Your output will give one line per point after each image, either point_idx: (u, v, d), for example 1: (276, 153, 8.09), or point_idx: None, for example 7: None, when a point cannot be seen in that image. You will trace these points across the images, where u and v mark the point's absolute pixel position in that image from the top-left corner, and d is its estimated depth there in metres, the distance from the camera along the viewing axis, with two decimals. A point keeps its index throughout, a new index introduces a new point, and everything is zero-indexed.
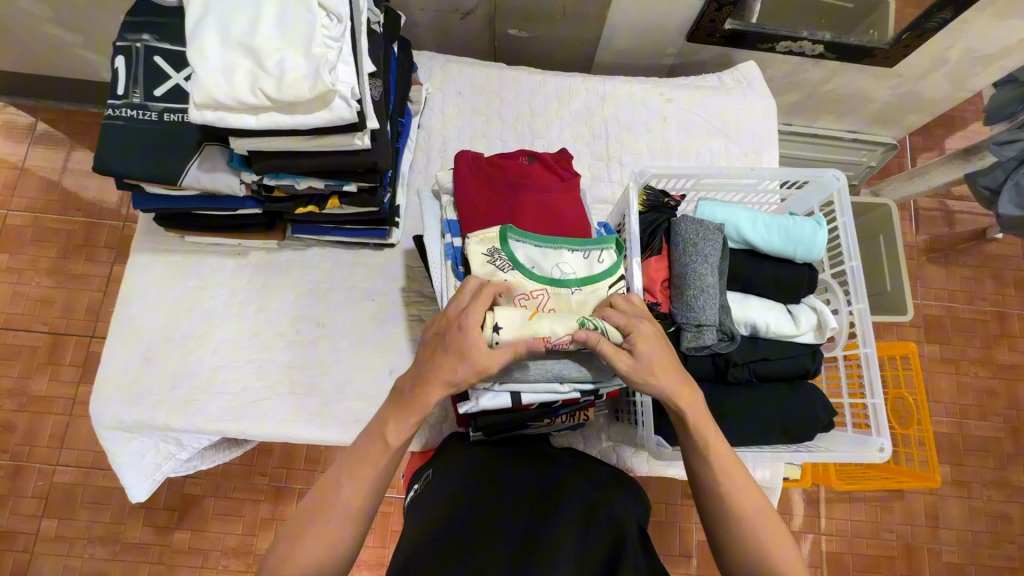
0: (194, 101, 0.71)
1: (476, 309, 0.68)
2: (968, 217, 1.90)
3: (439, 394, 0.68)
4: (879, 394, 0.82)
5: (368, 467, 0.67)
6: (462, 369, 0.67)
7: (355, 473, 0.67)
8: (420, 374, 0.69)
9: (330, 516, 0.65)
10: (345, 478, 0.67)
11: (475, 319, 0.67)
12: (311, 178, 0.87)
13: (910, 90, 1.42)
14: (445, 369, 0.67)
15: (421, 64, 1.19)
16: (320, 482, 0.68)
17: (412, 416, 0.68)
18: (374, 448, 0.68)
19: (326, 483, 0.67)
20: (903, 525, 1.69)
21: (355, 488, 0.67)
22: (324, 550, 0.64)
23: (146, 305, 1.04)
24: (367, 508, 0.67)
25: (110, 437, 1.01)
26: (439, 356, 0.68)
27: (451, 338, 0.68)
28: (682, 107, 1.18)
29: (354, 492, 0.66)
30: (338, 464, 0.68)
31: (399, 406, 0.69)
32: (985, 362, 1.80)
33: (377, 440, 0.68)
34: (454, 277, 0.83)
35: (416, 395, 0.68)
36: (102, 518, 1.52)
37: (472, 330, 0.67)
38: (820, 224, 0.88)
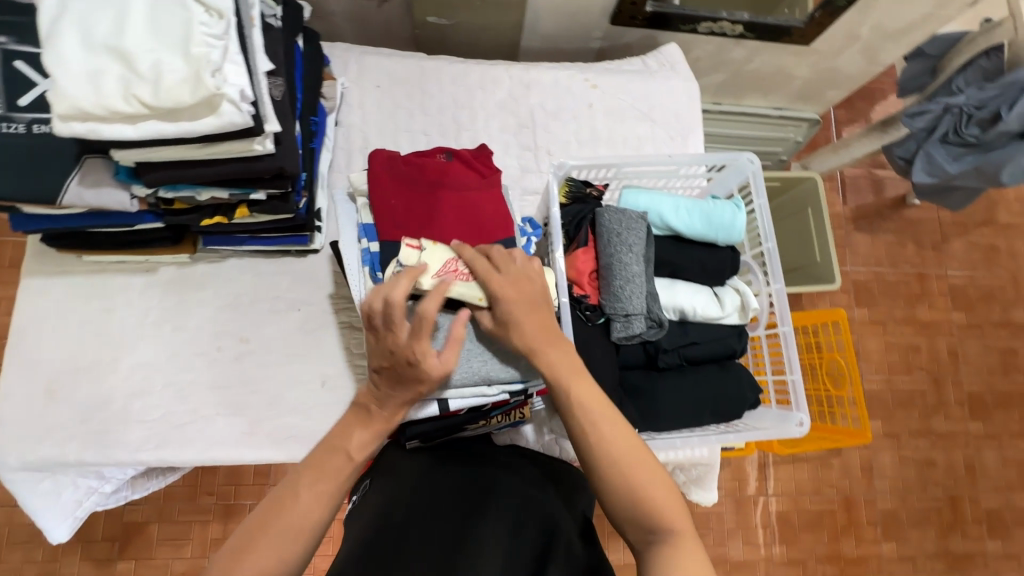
0: (57, 112, 0.64)
1: (416, 336, 0.67)
2: (889, 184, 2.00)
3: (401, 411, 0.72)
4: (797, 370, 0.84)
5: (331, 477, 0.65)
6: (428, 386, 0.70)
7: (318, 484, 0.64)
8: (381, 393, 0.70)
9: (281, 526, 0.60)
10: (305, 487, 0.63)
11: (420, 348, 0.66)
12: (212, 188, 0.81)
13: (827, 66, 1.46)
14: (409, 394, 0.70)
15: (335, 56, 1.13)
16: (276, 490, 0.63)
17: (381, 431, 0.70)
18: (339, 461, 0.66)
19: (284, 491, 0.63)
20: (842, 479, 1.79)
21: (316, 496, 0.63)
22: (274, 564, 0.58)
23: (45, 333, 0.95)
24: (324, 520, 0.63)
25: (17, 478, 0.93)
26: (401, 386, 0.69)
27: (405, 373, 0.68)
28: (608, 92, 1.17)
29: (316, 502, 0.63)
30: (296, 473, 0.65)
31: (364, 420, 0.70)
32: (908, 320, 1.92)
33: (343, 453, 0.67)
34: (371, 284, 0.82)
35: (381, 413, 0.70)
36: (35, 557, 1.43)
37: (424, 358, 0.67)
38: (739, 207, 0.90)
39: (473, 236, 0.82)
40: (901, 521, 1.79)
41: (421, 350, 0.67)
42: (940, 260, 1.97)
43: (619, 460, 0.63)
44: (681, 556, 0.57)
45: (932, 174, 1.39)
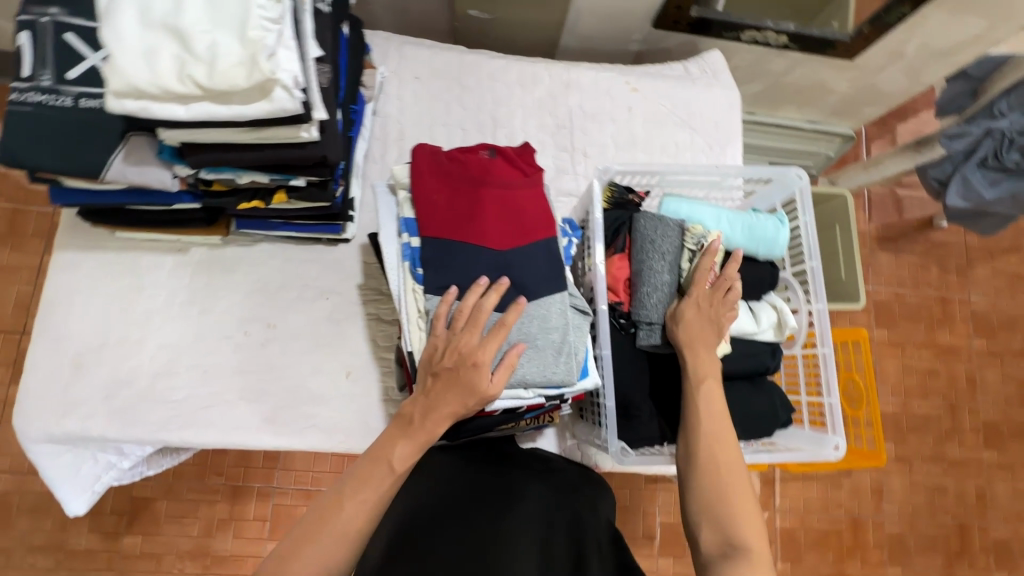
0: (110, 88, 0.63)
1: (487, 341, 0.72)
2: (916, 205, 1.97)
3: (444, 426, 0.72)
4: (835, 393, 0.83)
5: (373, 489, 0.67)
6: (474, 403, 0.71)
7: (359, 494, 0.66)
8: (427, 403, 0.71)
9: (324, 538, 0.63)
10: (349, 498, 0.66)
11: (487, 357, 0.72)
12: (254, 173, 0.81)
13: (869, 83, 1.43)
14: (455, 407, 0.71)
15: (375, 45, 1.12)
16: (320, 502, 0.66)
17: (423, 444, 0.70)
18: (379, 470, 0.68)
19: (327, 503, 0.65)
20: (851, 500, 1.77)
21: (358, 506, 0.65)
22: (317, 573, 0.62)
23: (73, 308, 0.95)
24: (363, 533, 0.65)
25: (40, 450, 0.93)
26: (450, 395, 0.71)
27: (465, 376, 0.71)
28: (648, 96, 1.16)
29: (356, 513, 0.65)
30: (339, 484, 0.67)
31: (407, 430, 0.71)
32: (927, 344, 1.89)
33: (386, 465, 0.68)
34: (410, 278, 0.81)
35: (425, 424, 0.71)
36: (45, 527, 1.42)
37: (483, 370, 0.71)
38: (783, 223, 0.89)
39: (516, 235, 0.80)
40: (907, 546, 1.78)
41: (484, 361, 0.71)
42: (963, 285, 1.94)
43: (723, 469, 0.69)
44: (752, 572, 0.62)
45: (967, 200, 1.37)
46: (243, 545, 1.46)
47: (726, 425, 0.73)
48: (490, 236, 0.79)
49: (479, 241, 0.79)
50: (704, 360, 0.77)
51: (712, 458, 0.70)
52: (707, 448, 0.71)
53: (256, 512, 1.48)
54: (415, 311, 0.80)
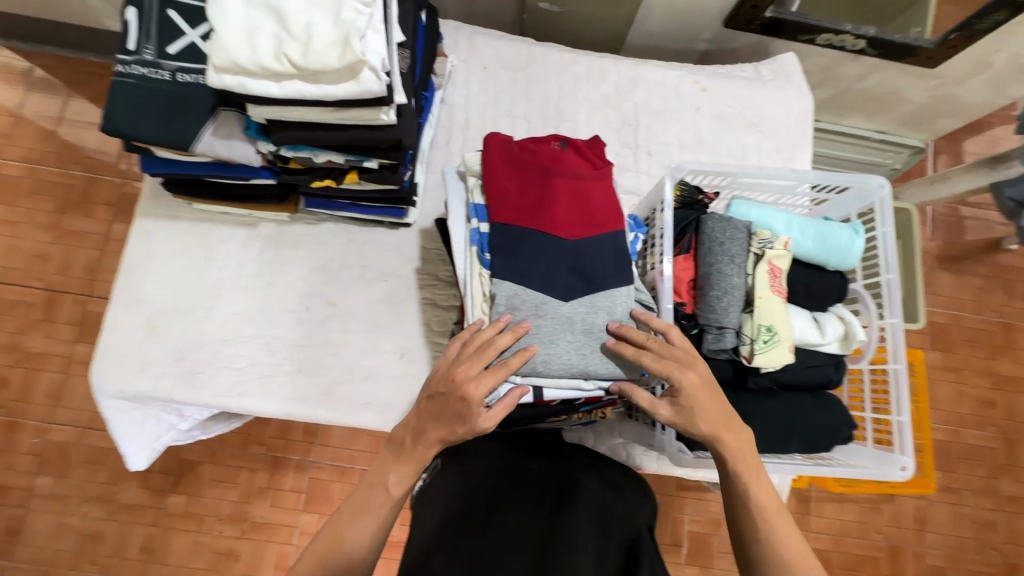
0: (214, 64, 0.67)
1: (480, 379, 0.69)
2: (983, 225, 1.87)
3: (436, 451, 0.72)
4: (905, 411, 0.81)
5: (372, 516, 0.69)
6: (462, 431, 0.70)
7: (360, 523, 0.68)
8: (418, 425, 0.71)
9: (331, 564, 0.66)
10: (348, 528, 0.67)
11: (477, 394, 0.68)
12: (330, 152, 0.83)
13: (948, 94, 1.36)
14: (441, 434, 0.70)
15: (446, 34, 1.13)
16: (324, 531, 0.68)
17: (418, 465, 0.71)
18: (376, 496, 0.69)
19: (328, 535, 0.67)
20: (891, 526, 1.68)
21: (360, 535, 0.68)
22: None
23: (150, 273, 1.00)
24: (368, 557, 0.68)
25: (111, 405, 0.98)
26: (440, 421, 0.70)
27: (453, 407, 0.69)
28: (717, 96, 1.13)
29: (359, 542, 0.67)
30: (337, 516, 0.69)
31: (401, 456, 0.71)
32: (986, 372, 1.78)
33: (382, 489, 0.70)
34: (477, 263, 0.82)
35: (419, 446, 0.71)
36: (97, 479, 1.48)
37: (474, 407, 0.68)
38: (858, 232, 0.86)
39: (586, 226, 0.80)
40: None
41: (473, 395, 0.68)
42: None
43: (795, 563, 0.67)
44: None
45: None
46: (279, 514, 1.49)
47: (777, 512, 0.69)
48: (561, 226, 0.79)
49: (550, 230, 0.79)
50: (741, 452, 0.71)
51: (778, 555, 0.68)
52: (771, 546, 0.68)
53: (293, 484, 1.51)
54: (479, 294, 0.81)
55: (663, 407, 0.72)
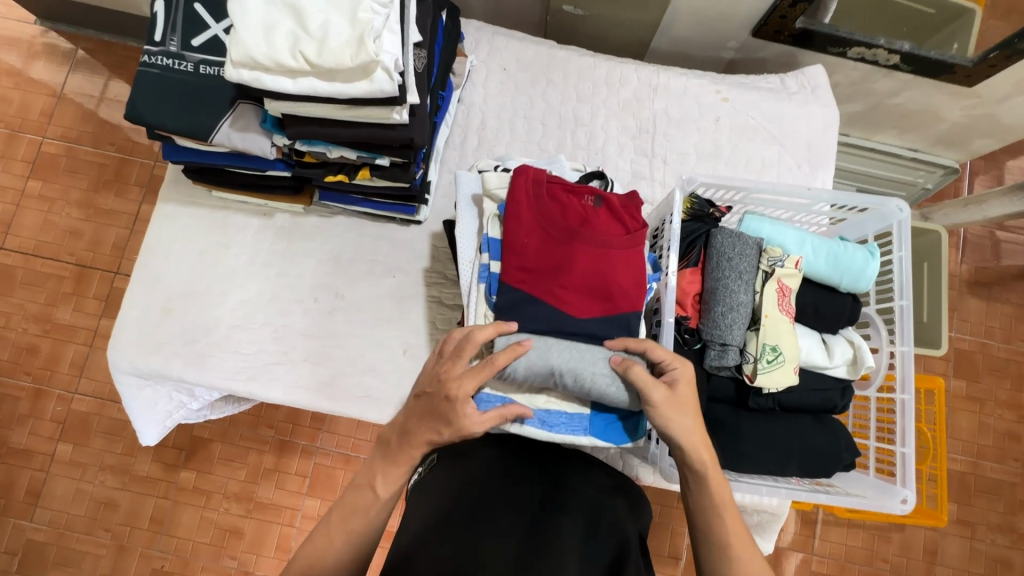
0: (231, 58, 0.68)
1: (465, 377, 0.69)
2: (1018, 251, 1.78)
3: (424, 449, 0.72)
4: (910, 443, 0.79)
5: (363, 517, 0.69)
6: (448, 433, 0.70)
7: (348, 524, 0.69)
8: (405, 430, 0.72)
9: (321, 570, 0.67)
10: (337, 528, 0.69)
11: (462, 391, 0.68)
12: (343, 148, 0.84)
13: (986, 113, 1.30)
14: (428, 436, 0.70)
15: (468, 34, 1.14)
16: (311, 541, 0.69)
17: (404, 470, 0.71)
18: (365, 498, 0.70)
19: (319, 537, 0.69)
20: (899, 556, 1.61)
21: (349, 536, 0.69)
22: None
23: (168, 257, 1.03)
24: (358, 556, 0.69)
25: (126, 381, 1.02)
26: (426, 423, 0.70)
27: (440, 410, 0.69)
28: (738, 107, 1.11)
29: (348, 542, 0.68)
30: (326, 520, 0.70)
31: (389, 458, 0.72)
32: (1011, 404, 1.70)
33: (369, 490, 0.70)
34: (484, 304, 0.82)
35: (403, 452, 0.71)
36: (115, 449, 1.54)
37: (462, 407, 0.68)
38: (873, 255, 0.83)
39: (601, 298, 0.78)
40: None
41: (460, 397, 0.68)
42: None
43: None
44: None
45: None
46: (283, 496, 1.53)
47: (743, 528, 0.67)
48: (573, 299, 0.78)
49: (558, 303, 0.77)
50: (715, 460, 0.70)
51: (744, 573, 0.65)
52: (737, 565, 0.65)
53: (298, 468, 1.54)
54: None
55: (659, 387, 0.70)
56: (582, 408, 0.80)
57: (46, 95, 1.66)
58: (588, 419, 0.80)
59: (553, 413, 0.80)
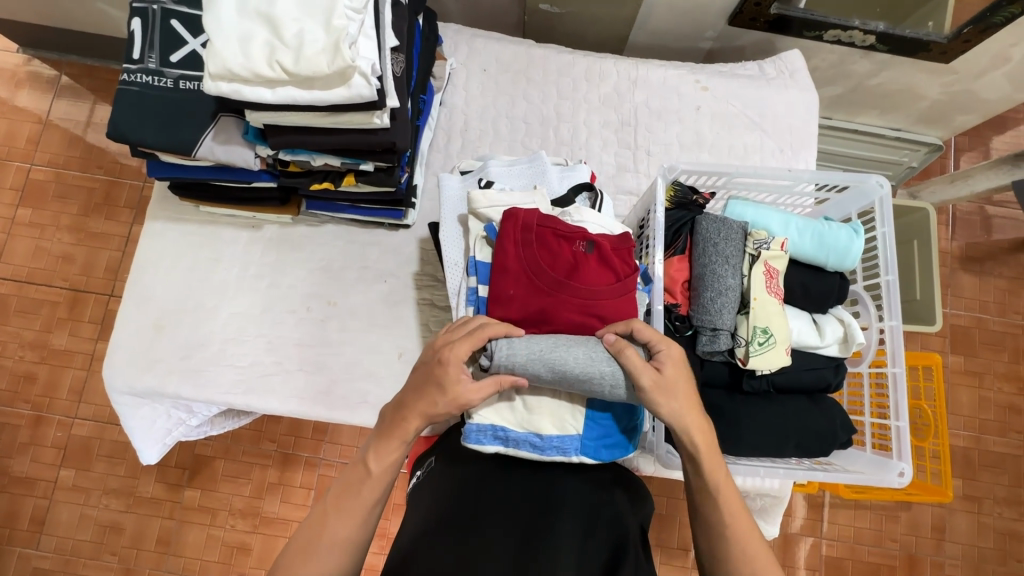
0: (209, 71, 0.69)
1: (458, 343, 0.71)
2: (1008, 224, 1.79)
3: (418, 423, 0.70)
4: (904, 416, 0.79)
5: (359, 497, 0.69)
6: (442, 402, 0.69)
7: (344, 505, 0.68)
8: (400, 402, 0.71)
9: (317, 554, 0.66)
10: (334, 510, 0.68)
11: (455, 351, 0.70)
12: (327, 155, 0.85)
13: (965, 89, 1.31)
14: (424, 403, 0.70)
15: (446, 37, 1.14)
16: (308, 522, 0.68)
17: (399, 447, 0.70)
18: (360, 477, 0.70)
19: (316, 520, 0.68)
20: (908, 535, 1.61)
21: (346, 519, 0.68)
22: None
23: (159, 275, 1.04)
24: (356, 540, 0.68)
25: (122, 401, 1.02)
26: (421, 394, 0.70)
27: (433, 372, 0.70)
28: (718, 96, 1.12)
29: (345, 523, 0.67)
30: (322, 504, 0.69)
31: (382, 434, 0.71)
32: (1010, 377, 1.71)
33: (362, 467, 0.70)
34: None
35: (402, 429, 0.70)
36: (118, 472, 1.54)
37: (453, 371, 0.69)
38: (858, 232, 0.84)
39: None
40: None
41: (452, 358, 0.69)
42: None
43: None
44: None
45: None
46: (289, 509, 1.52)
47: (750, 525, 0.66)
48: None
49: None
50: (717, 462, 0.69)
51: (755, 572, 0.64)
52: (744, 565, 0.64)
53: (303, 480, 1.54)
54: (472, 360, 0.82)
55: (649, 371, 0.69)
56: (573, 430, 0.79)
57: (32, 122, 1.67)
58: (580, 439, 0.79)
59: (545, 436, 0.78)
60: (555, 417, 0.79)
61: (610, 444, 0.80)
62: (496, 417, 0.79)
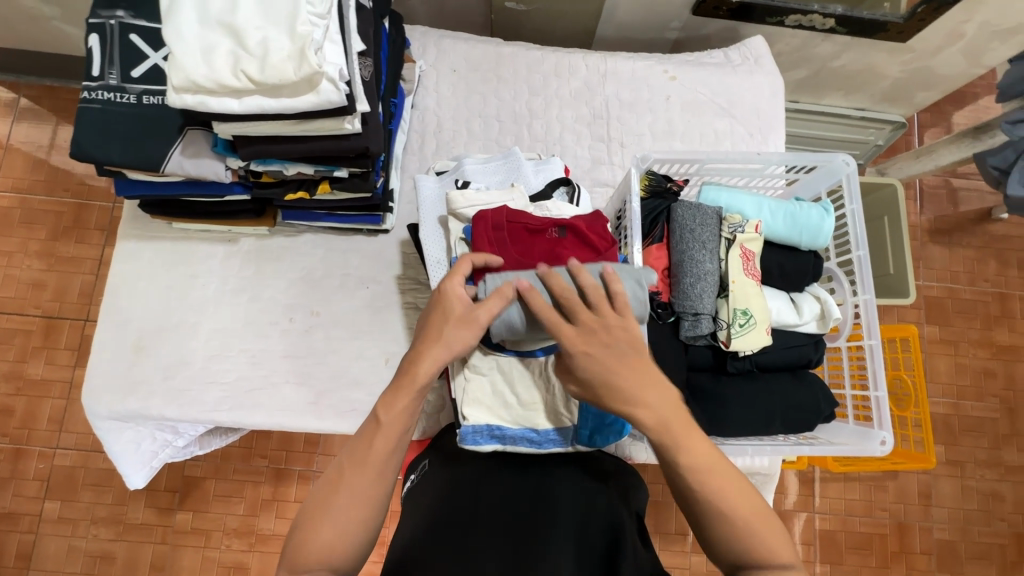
0: (173, 84, 0.68)
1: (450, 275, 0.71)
2: (973, 196, 1.84)
3: (433, 364, 0.66)
4: (882, 386, 0.81)
5: (372, 451, 0.64)
6: (453, 325, 0.67)
7: (358, 461, 0.64)
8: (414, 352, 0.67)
9: (333, 513, 0.62)
10: (350, 468, 0.64)
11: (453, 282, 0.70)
12: (299, 164, 0.84)
13: (923, 66, 1.35)
14: (439, 338, 0.67)
15: (414, 39, 1.14)
16: (324, 481, 0.64)
17: (415, 393, 0.65)
18: (371, 429, 0.65)
19: (330, 480, 0.64)
20: (897, 503, 1.66)
21: (361, 474, 0.63)
22: (334, 539, 0.61)
23: (135, 295, 1.02)
24: (375, 497, 0.63)
25: (104, 426, 1.00)
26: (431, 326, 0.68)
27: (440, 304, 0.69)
28: (686, 84, 1.14)
29: (361, 479, 0.63)
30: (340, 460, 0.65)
31: (395, 385, 0.66)
32: (984, 343, 1.76)
33: (373, 419, 0.65)
34: None
35: (416, 372, 0.66)
36: (105, 500, 1.50)
37: (454, 293, 0.68)
38: (828, 211, 0.86)
39: None
40: (958, 554, 1.64)
41: (449, 283, 0.69)
42: None
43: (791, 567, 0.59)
44: None
45: None
46: (286, 525, 1.50)
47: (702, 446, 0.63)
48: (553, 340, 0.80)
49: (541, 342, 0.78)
50: (700, 452, 0.62)
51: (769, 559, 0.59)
52: (759, 553, 0.59)
53: (297, 494, 1.52)
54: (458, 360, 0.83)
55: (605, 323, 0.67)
56: (568, 421, 0.81)
57: None
58: (575, 429, 0.80)
59: (542, 430, 0.80)
60: (549, 410, 0.81)
61: (602, 431, 0.78)
62: (491, 417, 0.80)
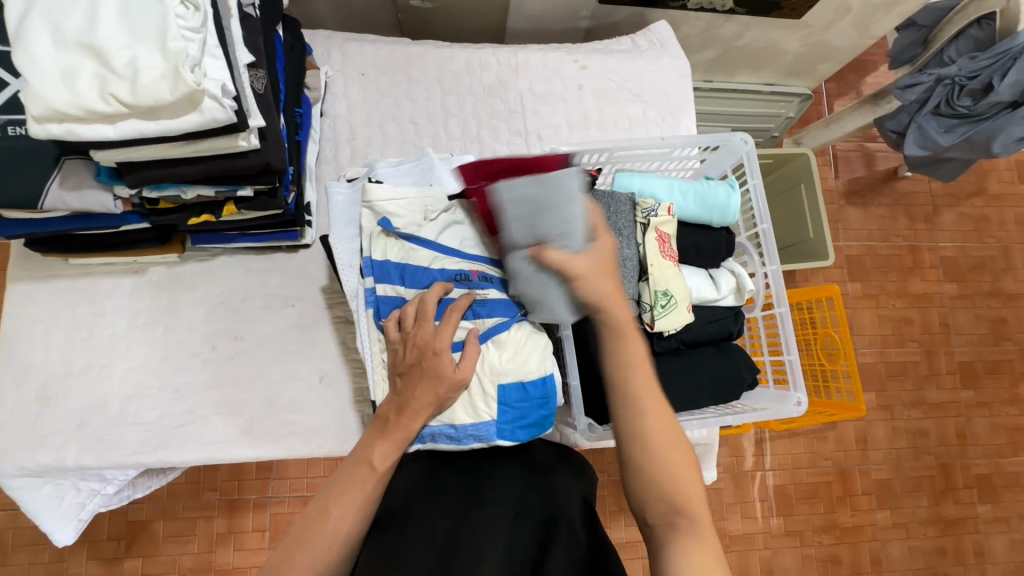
0: (32, 113, 0.63)
1: (429, 305, 0.78)
2: (880, 157, 1.97)
3: (421, 419, 0.74)
4: (794, 351, 0.87)
5: (360, 491, 0.67)
6: (445, 386, 0.74)
7: (345, 498, 0.67)
8: (400, 401, 0.74)
9: (314, 547, 0.63)
10: (334, 503, 0.66)
11: (442, 341, 0.74)
12: (198, 186, 0.80)
13: (819, 40, 1.42)
14: (428, 397, 0.73)
15: (317, 44, 1.10)
16: (305, 514, 0.66)
17: (402, 440, 0.72)
18: (361, 473, 0.69)
19: (314, 512, 0.66)
20: (837, 451, 1.77)
21: (346, 510, 0.66)
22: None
23: (35, 341, 0.94)
24: (353, 536, 0.65)
25: (15, 485, 0.92)
26: (420, 384, 0.74)
27: (427, 367, 0.74)
28: (598, 73, 1.15)
29: (345, 515, 0.66)
30: (326, 492, 0.68)
31: (385, 432, 0.72)
32: (901, 293, 1.89)
33: (367, 464, 0.69)
34: (375, 328, 0.85)
35: (402, 424, 0.72)
36: (42, 559, 1.40)
37: (444, 345, 0.74)
38: (733, 187, 0.90)
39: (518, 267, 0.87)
40: (894, 490, 1.78)
41: (430, 311, 0.78)
42: (932, 232, 1.94)
43: (706, 530, 0.59)
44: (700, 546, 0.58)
45: (925, 147, 1.32)
46: (246, 556, 1.44)
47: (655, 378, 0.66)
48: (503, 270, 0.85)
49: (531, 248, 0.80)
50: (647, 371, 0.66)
51: (685, 510, 0.60)
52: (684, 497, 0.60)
53: (255, 523, 1.46)
54: (378, 358, 0.85)
55: None
56: (486, 415, 0.80)
57: None
58: (494, 424, 0.80)
59: (460, 425, 0.79)
60: (468, 405, 0.80)
61: (525, 424, 0.81)
62: None
